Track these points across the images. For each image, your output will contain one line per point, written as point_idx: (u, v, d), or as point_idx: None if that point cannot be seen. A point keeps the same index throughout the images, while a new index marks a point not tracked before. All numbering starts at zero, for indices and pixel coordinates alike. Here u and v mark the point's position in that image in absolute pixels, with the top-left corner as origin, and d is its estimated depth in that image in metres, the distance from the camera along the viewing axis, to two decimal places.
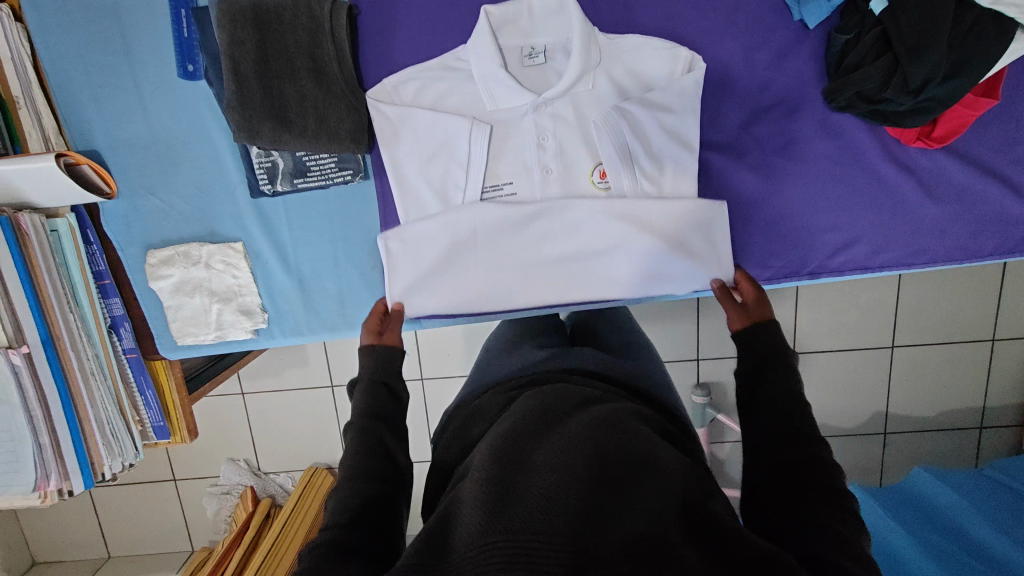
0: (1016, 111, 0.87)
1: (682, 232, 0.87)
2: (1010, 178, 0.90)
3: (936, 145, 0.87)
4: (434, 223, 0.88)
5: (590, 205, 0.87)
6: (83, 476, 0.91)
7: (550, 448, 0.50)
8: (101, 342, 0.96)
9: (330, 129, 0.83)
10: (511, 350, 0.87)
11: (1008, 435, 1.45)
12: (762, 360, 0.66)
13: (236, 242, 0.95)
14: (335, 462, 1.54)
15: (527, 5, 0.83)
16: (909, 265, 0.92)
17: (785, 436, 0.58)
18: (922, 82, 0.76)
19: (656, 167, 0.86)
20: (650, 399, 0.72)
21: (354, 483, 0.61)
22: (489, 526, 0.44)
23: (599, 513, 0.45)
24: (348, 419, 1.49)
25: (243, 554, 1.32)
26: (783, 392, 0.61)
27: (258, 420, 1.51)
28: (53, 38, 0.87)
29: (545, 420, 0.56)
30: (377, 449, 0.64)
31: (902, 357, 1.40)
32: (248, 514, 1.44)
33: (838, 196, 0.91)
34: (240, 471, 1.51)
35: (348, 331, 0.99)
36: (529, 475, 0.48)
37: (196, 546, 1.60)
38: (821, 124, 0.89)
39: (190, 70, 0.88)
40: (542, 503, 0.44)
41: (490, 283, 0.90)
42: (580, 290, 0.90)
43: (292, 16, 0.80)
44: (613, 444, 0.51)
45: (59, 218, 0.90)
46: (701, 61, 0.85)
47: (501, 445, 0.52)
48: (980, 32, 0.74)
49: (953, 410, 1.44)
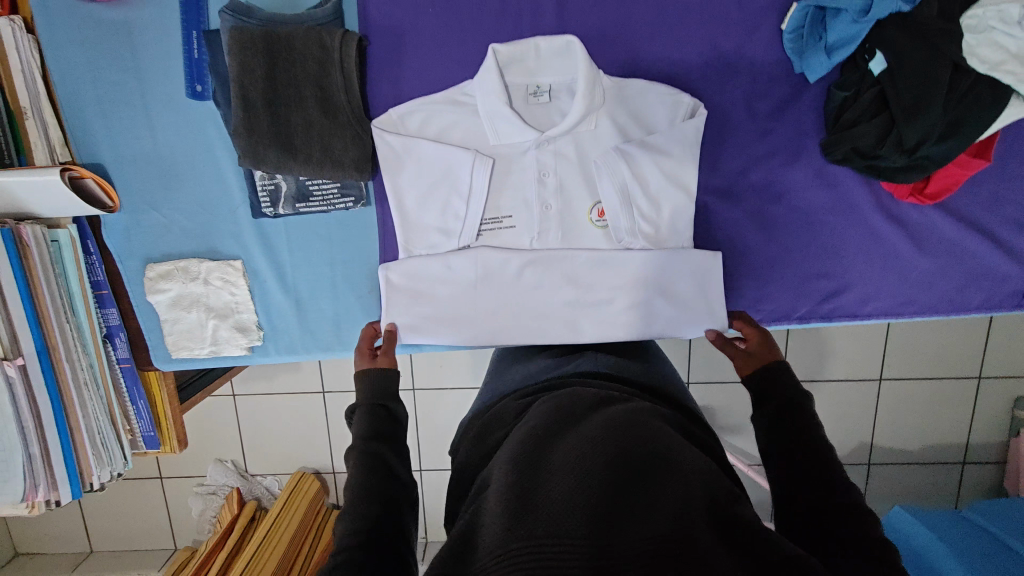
0: (1008, 170, 0.89)
1: (679, 278, 0.89)
2: (998, 235, 0.91)
3: (927, 201, 0.88)
4: (438, 263, 0.90)
5: (591, 252, 0.89)
6: (72, 485, 0.92)
7: (568, 447, 0.48)
8: (96, 352, 0.96)
9: (334, 157, 0.84)
10: (519, 363, 0.86)
11: (989, 471, 1.47)
12: (777, 403, 0.64)
13: (235, 259, 0.96)
14: (323, 467, 1.55)
15: (533, 45, 0.84)
16: (897, 314, 0.94)
17: (813, 476, 0.56)
18: (917, 141, 0.77)
19: (654, 209, 0.87)
20: (664, 396, 0.73)
21: (361, 503, 0.60)
22: (509, 534, 0.42)
23: (621, 510, 0.43)
24: (338, 426, 1.50)
25: (227, 557, 1.32)
26: (800, 431, 0.60)
27: (248, 422, 1.51)
28: (63, 52, 0.88)
29: (563, 420, 0.54)
30: (380, 467, 0.63)
31: (889, 391, 1.42)
32: (234, 514, 1.43)
33: (830, 245, 0.93)
34: (228, 472, 1.52)
35: (342, 350, 1.00)
36: (547, 476, 0.46)
37: (179, 545, 1.60)
38: (817, 174, 0.90)
39: (198, 91, 0.89)
40: (560, 505, 0.43)
41: (487, 312, 0.91)
42: (578, 326, 0.90)
43: (303, 46, 0.81)
44: (633, 436, 0.49)
45: (60, 229, 0.90)
46: (704, 108, 0.86)
47: (518, 450, 0.51)
48: (975, 96, 0.76)
49: (937, 445, 1.45)
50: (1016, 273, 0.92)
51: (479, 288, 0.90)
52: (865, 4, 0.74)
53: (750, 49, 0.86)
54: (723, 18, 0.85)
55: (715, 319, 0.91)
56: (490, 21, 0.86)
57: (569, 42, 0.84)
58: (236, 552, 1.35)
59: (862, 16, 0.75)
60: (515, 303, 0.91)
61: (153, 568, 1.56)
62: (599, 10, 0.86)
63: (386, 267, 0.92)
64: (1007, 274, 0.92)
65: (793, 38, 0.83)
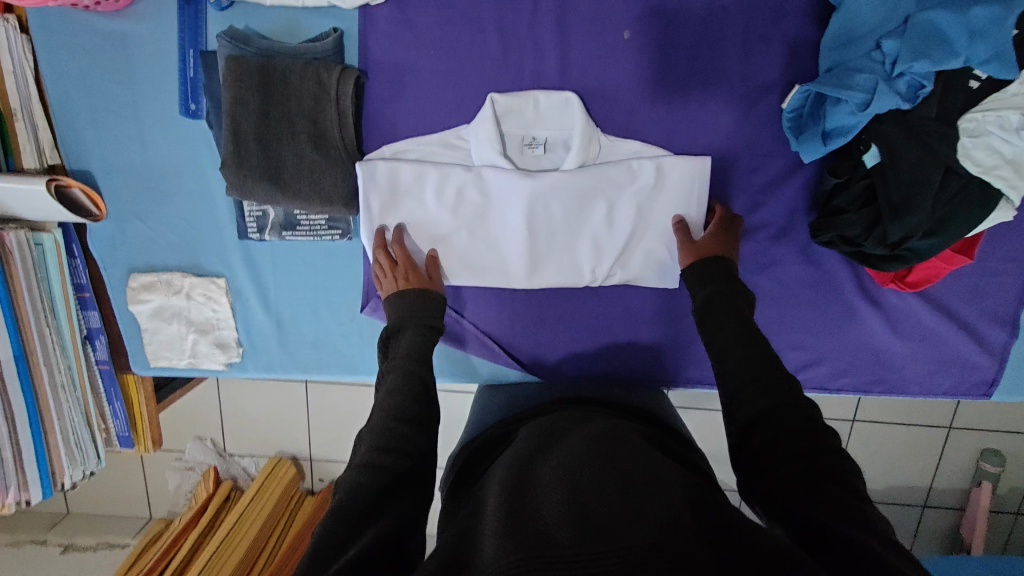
0: (989, 265, 0.90)
1: (643, 251, 0.89)
2: (972, 326, 0.93)
3: (907, 289, 0.89)
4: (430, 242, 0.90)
5: (568, 280, 0.90)
6: (42, 485, 0.94)
7: (556, 466, 0.51)
8: (74, 354, 0.97)
9: (324, 192, 0.84)
10: (505, 396, 0.91)
11: (946, 517, 1.44)
12: (717, 300, 0.72)
13: (219, 277, 0.96)
14: (301, 454, 1.48)
15: (532, 99, 0.84)
16: (864, 391, 0.96)
17: (784, 411, 0.58)
18: (901, 238, 0.77)
19: (626, 259, 0.90)
20: (646, 420, 0.77)
21: (395, 422, 0.63)
22: (501, 548, 0.43)
23: (614, 520, 0.44)
24: (319, 416, 1.44)
25: (197, 538, 1.30)
26: (743, 331, 0.67)
27: (229, 405, 1.44)
28: (57, 57, 0.86)
29: (549, 445, 0.58)
30: (419, 395, 0.66)
31: (894, 435, 1.36)
32: (208, 494, 1.41)
33: (808, 320, 0.93)
34: (206, 450, 1.47)
35: (320, 373, 1.01)
36: (538, 496, 0.48)
37: (155, 514, 1.55)
38: (802, 251, 0.91)
39: (192, 109, 0.88)
40: (556, 520, 0.45)
41: (466, 253, 0.90)
42: (545, 273, 0.90)
43: (298, 80, 0.81)
44: (619, 456, 0.52)
45: (45, 234, 0.90)
46: (708, 157, 0.85)
47: (507, 475, 0.53)
48: (965, 197, 0.76)
49: (897, 487, 1.41)
50: (985, 363, 0.94)
51: (463, 246, 0.89)
52: (865, 98, 0.73)
53: (748, 123, 0.86)
54: (726, 89, 0.85)
55: (666, 272, 0.90)
56: (491, 70, 0.85)
57: (569, 98, 0.84)
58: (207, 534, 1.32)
59: (860, 110, 0.74)
60: (494, 253, 0.90)
61: (127, 536, 1.49)
62: (603, 71, 0.85)
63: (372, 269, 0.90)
64: (977, 363, 0.94)
65: (792, 117, 0.83)
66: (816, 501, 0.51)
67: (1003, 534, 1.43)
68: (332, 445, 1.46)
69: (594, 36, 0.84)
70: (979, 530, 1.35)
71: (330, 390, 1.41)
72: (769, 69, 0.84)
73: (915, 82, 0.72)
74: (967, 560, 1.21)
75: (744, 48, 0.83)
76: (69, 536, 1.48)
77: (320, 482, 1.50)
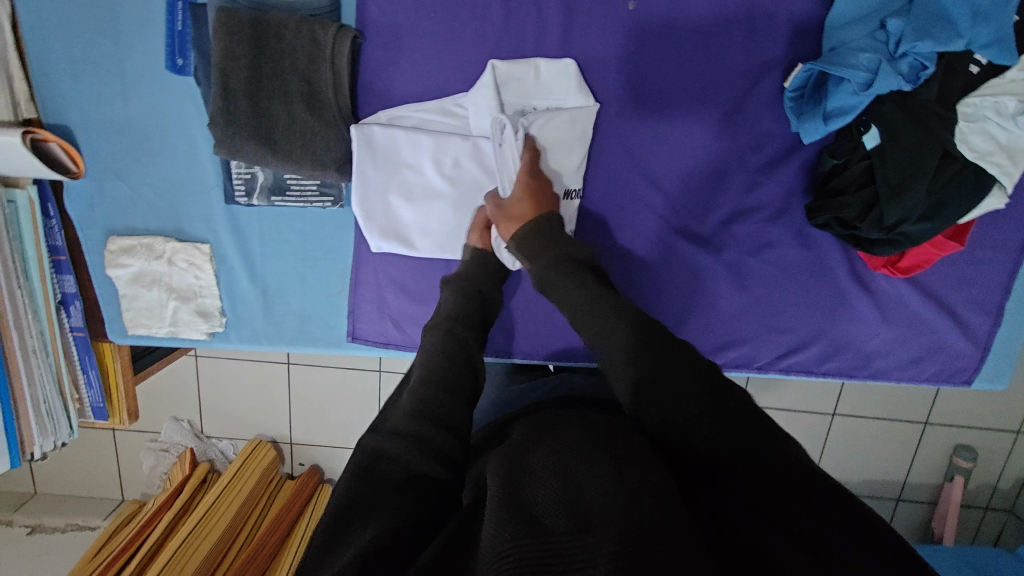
0: (976, 253, 0.91)
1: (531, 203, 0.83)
2: (957, 314, 0.94)
3: (898, 275, 0.89)
4: (423, 214, 0.87)
5: None
6: (11, 454, 0.90)
7: (548, 448, 0.47)
8: (48, 318, 0.92)
9: (315, 156, 0.82)
10: (497, 386, 0.83)
11: (920, 510, 1.46)
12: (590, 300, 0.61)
13: (203, 243, 0.93)
14: (280, 437, 1.45)
15: (533, 67, 0.82)
16: (850, 375, 0.97)
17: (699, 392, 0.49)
18: (896, 221, 0.78)
19: None
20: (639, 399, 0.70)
21: (438, 391, 0.55)
22: (499, 534, 0.40)
23: (612, 498, 0.41)
24: (299, 396, 1.41)
25: (171, 521, 1.23)
26: (633, 324, 0.55)
27: (207, 382, 1.40)
28: (36, 4, 0.82)
29: (542, 425, 0.52)
30: (464, 361, 0.61)
31: (873, 427, 1.38)
32: (184, 476, 1.35)
33: (799, 303, 0.94)
34: (183, 431, 1.42)
35: (307, 347, 0.98)
36: (528, 480, 0.45)
37: (126, 497, 1.49)
38: (796, 233, 0.91)
39: (179, 64, 0.83)
40: (547, 507, 0.42)
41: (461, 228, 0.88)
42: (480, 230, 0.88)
43: (293, 37, 0.78)
44: (616, 439, 0.48)
45: (19, 190, 0.86)
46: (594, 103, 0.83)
47: (498, 458, 0.49)
48: (959, 183, 0.76)
49: (875, 480, 1.43)
50: (967, 352, 0.96)
51: (457, 218, 0.88)
52: (868, 78, 0.73)
53: (748, 102, 0.86)
54: (727, 67, 0.84)
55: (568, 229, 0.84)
56: (492, 35, 0.83)
57: (570, 66, 0.82)
58: (184, 513, 1.28)
59: (862, 90, 0.74)
60: None
61: (97, 518, 1.43)
62: (606, 42, 0.83)
63: (369, 238, 0.88)
64: (959, 350, 0.96)
65: (793, 97, 0.82)
66: (788, 501, 0.43)
67: (973, 527, 1.46)
68: (312, 427, 1.43)
69: (597, 4, 0.82)
70: (950, 522, 1.37)
71: (314, 371, 1.38)
72: (771, 48, 0.84)
73: (918, 62, 0.72)
74: (943, 549, 1.22)
75: (748, 25, 0.83)
76: (37, 516, 1.41)
77: (299, 465, 1.48)
